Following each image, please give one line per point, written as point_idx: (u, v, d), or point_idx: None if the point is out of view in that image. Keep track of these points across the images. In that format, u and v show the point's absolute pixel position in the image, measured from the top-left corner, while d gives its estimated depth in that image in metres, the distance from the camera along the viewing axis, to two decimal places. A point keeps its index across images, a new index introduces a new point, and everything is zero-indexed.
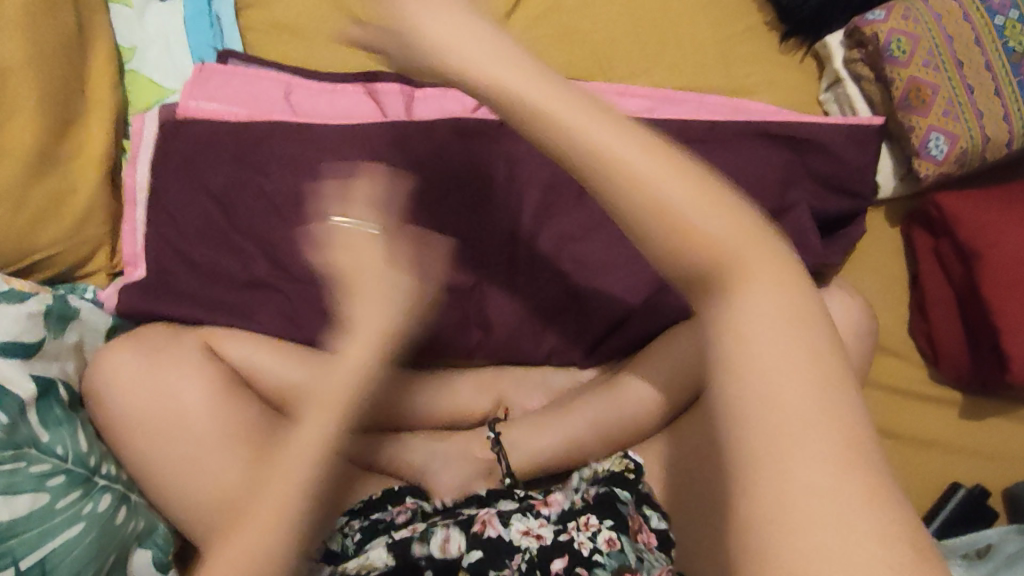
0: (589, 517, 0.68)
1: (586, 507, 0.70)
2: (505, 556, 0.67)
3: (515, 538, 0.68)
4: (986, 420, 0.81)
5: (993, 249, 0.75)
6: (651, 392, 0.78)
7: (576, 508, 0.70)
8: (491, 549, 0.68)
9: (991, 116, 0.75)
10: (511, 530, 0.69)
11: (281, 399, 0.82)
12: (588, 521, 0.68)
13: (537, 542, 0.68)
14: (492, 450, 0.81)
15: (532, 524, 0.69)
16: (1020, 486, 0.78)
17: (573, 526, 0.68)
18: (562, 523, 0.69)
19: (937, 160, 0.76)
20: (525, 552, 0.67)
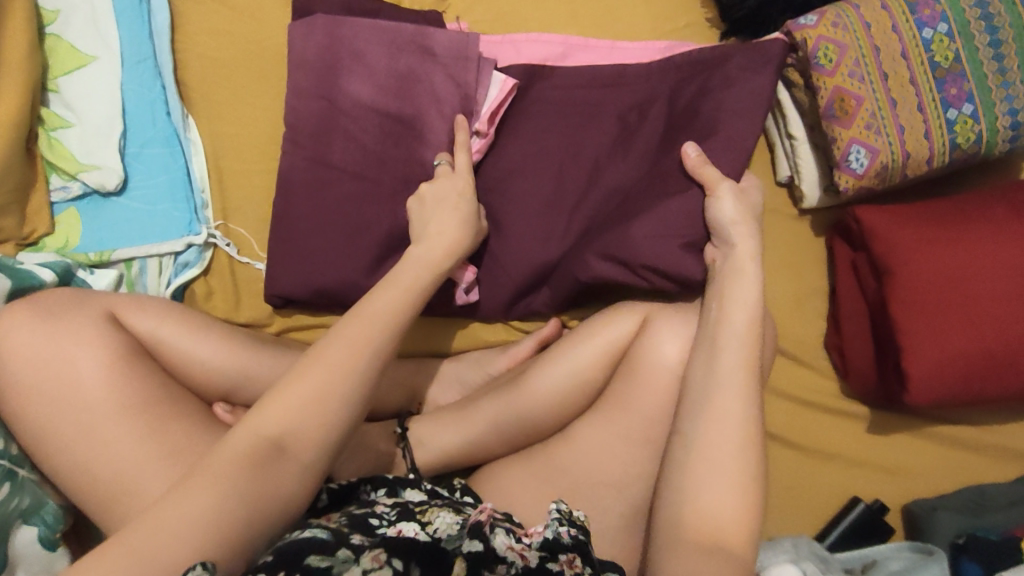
0: (574, 557, 0.61)
1: (571, 544, 0.61)
2: (492, 563, 0.60)
3: (500, 549, 0.61)
4: (890, 437, 0.81)
5: (903, 269, 0.75)
6: (551, 391, 0.77)
7: (562, 541, 0.61)
8: (482, 550, 0.60)
9: (913, 131, 0.74)
10: (497, 539, 0.62)
11: (187, 372, 0.81)
12: (573, 561, 0.60)
13: (524, 560, 0.60)
14: (398, 446, 0.80)
15: (515, 543, 0.62)
16: (918, 505, 0.78)
17: (560, 560, 0.60)
18: (549, 552, 0.61)
19: (857, 173, 0.75)
20: (511, 564, 0.60)
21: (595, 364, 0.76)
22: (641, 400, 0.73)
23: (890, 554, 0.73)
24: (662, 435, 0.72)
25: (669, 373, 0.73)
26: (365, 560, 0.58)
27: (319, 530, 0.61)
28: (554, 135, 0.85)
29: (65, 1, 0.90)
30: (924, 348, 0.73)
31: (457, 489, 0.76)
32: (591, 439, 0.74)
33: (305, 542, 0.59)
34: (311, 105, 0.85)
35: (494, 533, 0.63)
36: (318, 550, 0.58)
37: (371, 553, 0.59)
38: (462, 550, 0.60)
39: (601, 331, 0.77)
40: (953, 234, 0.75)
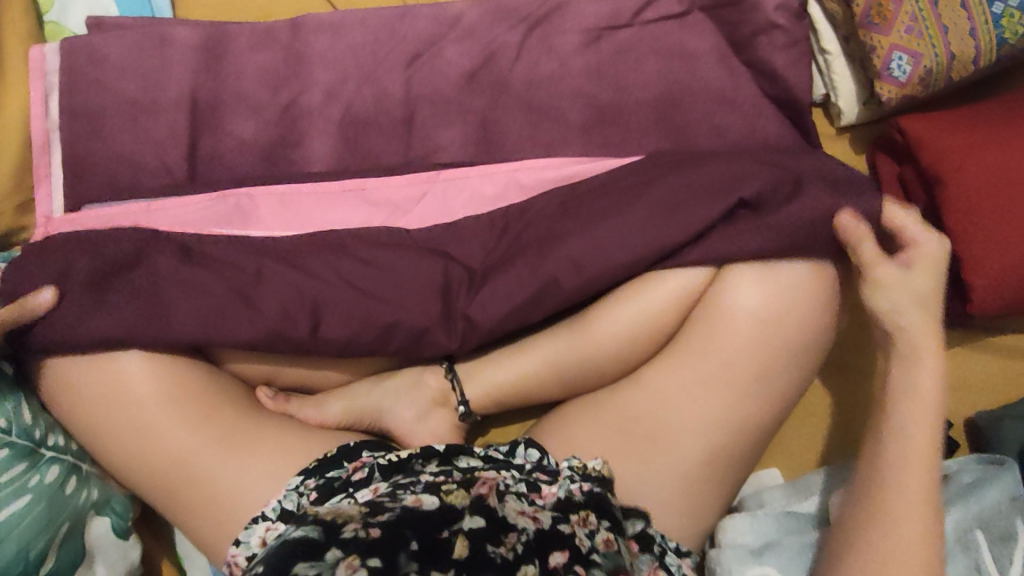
0: (588, 514, 0.68)
1: (584, 501, 0.69)
2: (503, 533, 0.65)
3: (512, 517, 0.67)
4: (953, 350, 0.80)
5: (953, 176, 0.72)
6: (612, 333, 0.79)
7: (574, 500, 0.69)
8: (489, 522, 0.65)
9: (957, 31, 0.70)
10: (506, 507, 0.67)
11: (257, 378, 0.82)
12: (587, 519, 0.68)
13: (535, 525, 0.66)
14: (448, 380, 0.84)
15: (527, 507, 0.68)
16: (983, 417, 0.77)
17: (572, 520, 0.67)
18: (562, 513, 0.68)
19: (899, 81, 0.72)
20: (522, 532, 0.65)
21: (668, 307, 0.78)
22: (713, 341, 0.75)
23: (960, 465, 0.73)
24: (734, 377, 0.74)
25: (740, 315, 0.74)
26: (342, 568, 0.59)
27: (311, 528, 0.63)
28: (576, 67, 0.81)
29: None
30: (985, 254, 0.71)
31: (516, 445, 0.76)
32: (658, 377, 0.76)
33: (294, 546, 0.61)
34: (322, 64, 0.82)
35: (503, 501, 0.68)
36: (306, 557, 0.60)
37: (349, 557, 0.60)
38: (464, 528, 0.64)
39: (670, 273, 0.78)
40: (1009, 133, 0.72)
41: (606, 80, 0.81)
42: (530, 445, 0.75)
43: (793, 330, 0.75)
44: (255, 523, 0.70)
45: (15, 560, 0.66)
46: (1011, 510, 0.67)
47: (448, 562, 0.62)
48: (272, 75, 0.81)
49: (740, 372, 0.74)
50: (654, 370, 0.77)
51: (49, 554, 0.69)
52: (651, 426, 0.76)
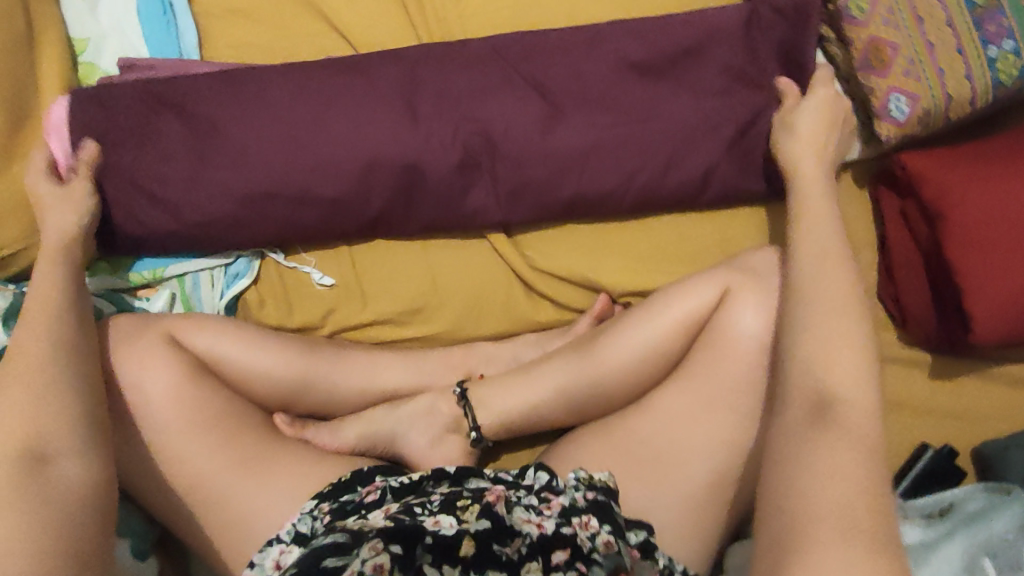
0: (590, 517, 0.70)
1: (586, 506, 0.71)
2: (508, 537, 0.69)
3: (517, 524, 0.70)
4: (953, 381, 0.82)
5: (952, 213, 0.74)
6: (623, 359, 0.82)
7: (577, 505, 0.71)
8: (496, 524, 0.69)
9: (953, 73, 0.73)
10: (513, 515, 0.70)
11: (272, 399, 0.84)
12: (588, 521, 0.70)
13: (539, 530, 0.69)
14: (461, 407, 0.86)
15: (533, 515, 0.71)
16: (987, 447, 0.78)
17: (573, 523, 0.70)
18: (565, 517, 0.70)
19: (899, 121, 0.75)
20: (526, 537, 0.69)
21: (676, 332, 0.81)
22: (717, 367, 0.78)
23: (964, 495, 0.74)
24: (741, 404, 0.77)
25: (746, 340, 0.77)
26: (365, 552, 0.64)
27: (336, 534, 0.67)
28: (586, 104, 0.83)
29: (94, 30, 0.92)
30: (985, 287, 0.73)
31: (527, 469, 0.77)
32: (668, 406, 0.79)
33: (322, 549, 0.65)
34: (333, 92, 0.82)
35: (511, 511, 0.71)
36: (333, 553, 0.65)
37: (369, 545, 0.65)
38: (471, 531, 0.68)
39: (679, 302, 0.81)
40: (1007, 172, 0.74)
41: (617, 117, 0.83)
42: (540, 468, 0.76)
43: None
44: (271, 546, 0.71)
45: None
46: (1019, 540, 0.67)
47: (456, 560, 0.67)
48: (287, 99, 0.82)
49: (746, 401, 0.77)
50: (666, 399, 0.80)
51: None
52: (660, 452, 0.78)
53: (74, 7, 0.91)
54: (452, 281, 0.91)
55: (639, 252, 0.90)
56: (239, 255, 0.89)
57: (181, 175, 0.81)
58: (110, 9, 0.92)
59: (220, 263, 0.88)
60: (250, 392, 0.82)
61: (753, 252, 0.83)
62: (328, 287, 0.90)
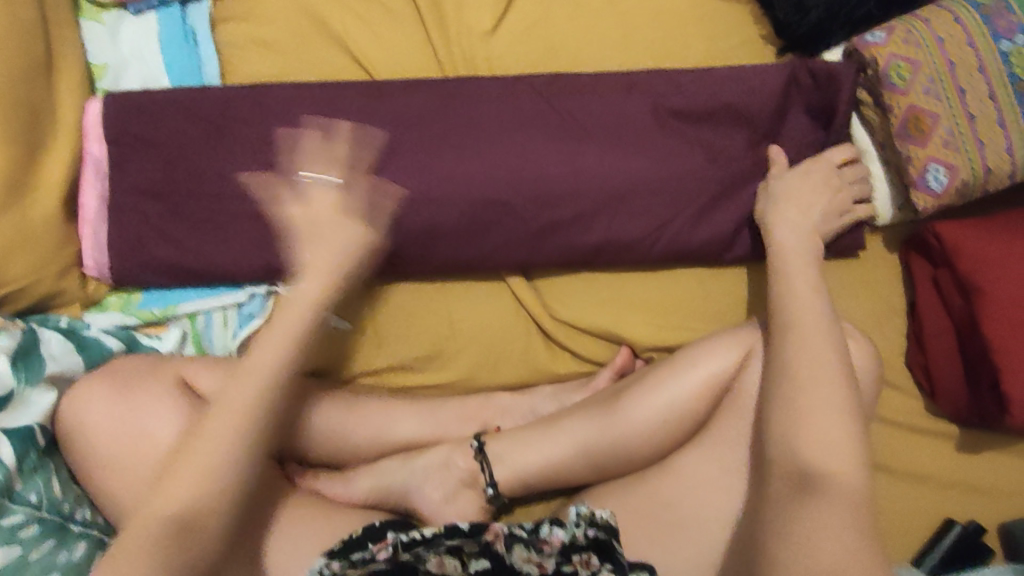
0: (592, 556, 0.71)
1: (587, 544, 0.72)
2: None
3: (518, 563, 0.71)
4: (980, 454, 0.80)
5: (989, 288, 0.73)
6: (645, 420, 0.80)
7: (578, 543, 0.72)
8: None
9: (994, 148, 0.72)
10: (513, 554, 0.71)
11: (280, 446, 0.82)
12: (590, 560, 0.71)
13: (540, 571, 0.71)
14: (477, 461, 0.84)
15: (533, 554, 0.72)
16: (1014, 525, 0.77)
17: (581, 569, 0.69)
18: (568, 559, 0.71)
19: (935, 191, 0.73)
20: None
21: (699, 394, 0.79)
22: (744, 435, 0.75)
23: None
24: None
25: None
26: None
27: None
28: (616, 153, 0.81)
29: (114, 56, 0.89)
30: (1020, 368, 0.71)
31: (541, 524, 0.75)
32: (691, 472, 0.77)
33: None
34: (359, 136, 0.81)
35: (511, 548, 0.72)
36: None
37: None
38: None
39: (704, 361, 0.80)
40: None
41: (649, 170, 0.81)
42: (554, 523, 0.74)
43: None
44: None
45: None
46: None
47: None
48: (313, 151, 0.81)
49: None
50: (689, 463, 0.78)
51: None
52: (682, 520, 0.75)
53: (94, 33, 0.89)
54: (471, 329, 0.88)
55: (663, 307, 0.89)
56: (254, 294, 0.87)
57: (202, 200, 0.81)
58: (132, 36, 0.90)
59: (234, 301, 0.86)
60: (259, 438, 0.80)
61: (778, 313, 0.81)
62: (344, 329, 0.87)
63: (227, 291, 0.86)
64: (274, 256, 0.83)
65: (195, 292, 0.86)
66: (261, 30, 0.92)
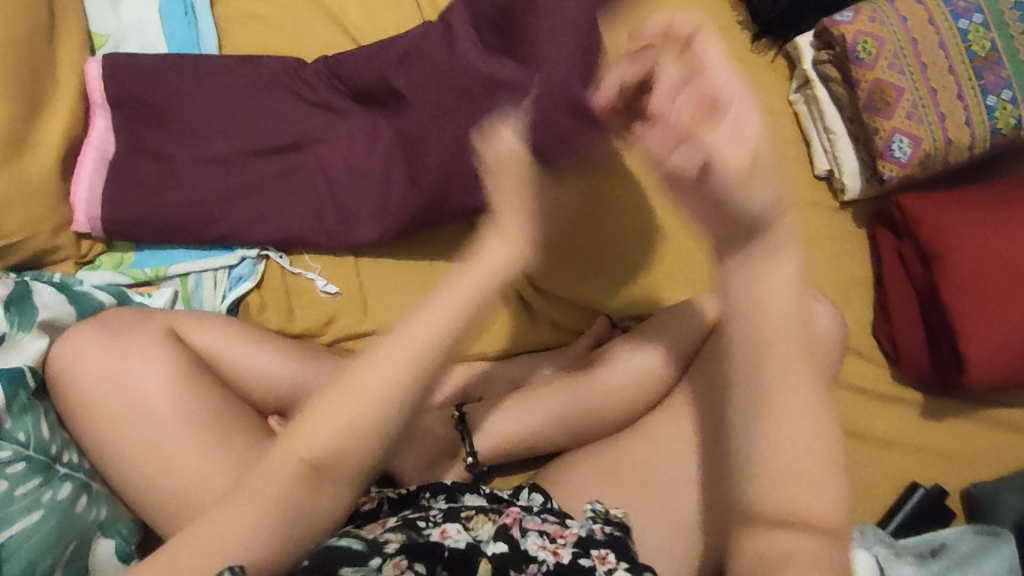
0: (607, 552, 0.67)
1: (604, 540, 0.68)
2: (523, 562, 0.67)
3: (532, 549, 0.68)
4: (944, 421, 0.82)
5: (950, 253, 0.76)
6: (620, 383, 0.82)
7: (595, 538, 0.68)
8: (512, 550, 0.68)
9: (953, 119, 0.76)
10: (528, 540, 0.69)
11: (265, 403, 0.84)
12: (606, 557, 0.66)
13: (554, 558, 0.67)
14: (458, 429, 0.85)
15: (548, 543, 0.69)
16: (978, 488, 0.79)
17: (592, 555, 0.67)
18: (581, 548, 0.67)
19: (900, 161, 0.77)
20: (541, 564, 0.67)
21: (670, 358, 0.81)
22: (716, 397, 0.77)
23: (954, 535, 0.73)
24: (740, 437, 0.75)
25: (741, 369, 0.77)
26: (388, 568, 0.63)
27: (353, 542, 0.66)
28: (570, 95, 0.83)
29: (115, 26, 0.92)
30: (980, 329, 0.74)
31: (523, 489, 0.78)
32: (663, 431, 0.79)
33: (334, 554, 0.64)
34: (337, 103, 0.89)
35: (526, 535, 0.70)
36: (348, 563, 0.63)
37: (392, 560, 0.64)
38: (489, 553, 0.67)
39: (673, 327, 0.83)
40: (1006, 216, 0.76)
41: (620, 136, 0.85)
42: (534, 490, 0.78)
43: None
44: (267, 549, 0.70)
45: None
46: None
47: None
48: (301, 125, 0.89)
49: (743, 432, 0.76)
50: (662, 425, 0.79)
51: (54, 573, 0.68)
52: (655, 477, 0.77)
53: (96, 4, 0.92)
54: None
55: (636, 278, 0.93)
56: (244, 258, 0.90)
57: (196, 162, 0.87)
58: (132, 9, 0.94)
59: (224, 264, 0.89)
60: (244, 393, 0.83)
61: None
62: (331, 295, 0.91)
63: (219, 254, 0.89)
64: (268, 215, 0.87)
65: (187, 254, 0.89)
66: (258, 9, 0.96)
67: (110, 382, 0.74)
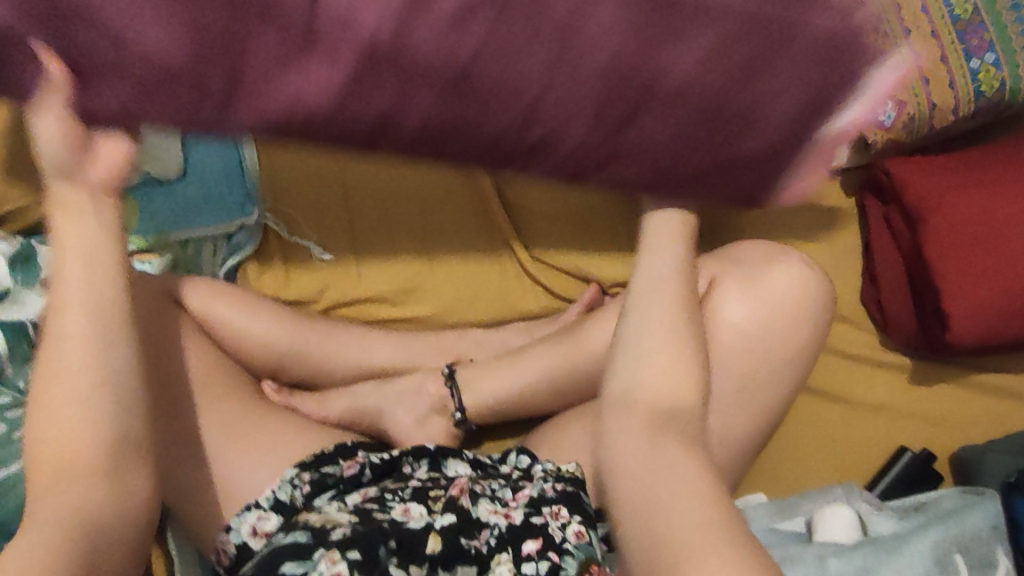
0: (561, 507, 0.68)
1: (557, 497, 0.69)
2: (474, 530, 0.68)
3: (483, 515, 0.70)
4: (933, 386, 0.83)
5: (933, 216, 0.77)
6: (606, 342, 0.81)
7: (546, 495, 0.70)
8: (459, 519, 0.68)
9: (937, 83, 0.77)
10: (478, 508, 0.70)
11: (260, 362, 0.87)
12: (559, 511, 0.68)
13: (506, 521, 0.69)
14: (447, 387, 0.87)
15: (499, 507, 0.71)
16: (966, 451, 0.79)
17: (544, 512, 0.68)
18: (534, 507, 0.69)
19: (885, 125, 0.78)
20: (493, 528, 0.69)
21: None
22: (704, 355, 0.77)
23: (940, 495, 0.74)
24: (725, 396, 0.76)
25: (732, 330, 0.75)
26: (323, 564, 0.62)
27: (299, 533, 0.66)
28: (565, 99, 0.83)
29: None
30: (963, 290, 0.75)
31: (508, 452, 0.79)
32: None
33: (283, 548, 0.64)
34: None
35: (477, 502, 0.71)
36: (293, 557, 0.63)
37: (326, 554, 0.63)
38: (435, 526, 0.68)
39: None
40: (989, 179, 0.77)
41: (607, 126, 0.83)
42: (522, 452, 0.78)
43: (780, 345, 0.76)
44: (248, 511, 0.72)
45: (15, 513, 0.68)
46: (990, 538, 0.67)
47: (422, 557, 0.66)
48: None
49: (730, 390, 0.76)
50: None
51: None
52: None
53: None
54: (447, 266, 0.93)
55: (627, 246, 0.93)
56: (243, 226, 0.91)
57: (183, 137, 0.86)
58: None
59: (224, 232, 0.91)
60: (239, 352, 0.86)
61: (738, 245, 0.81)
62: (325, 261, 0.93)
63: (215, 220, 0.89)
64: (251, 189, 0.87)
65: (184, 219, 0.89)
66: None
67: None
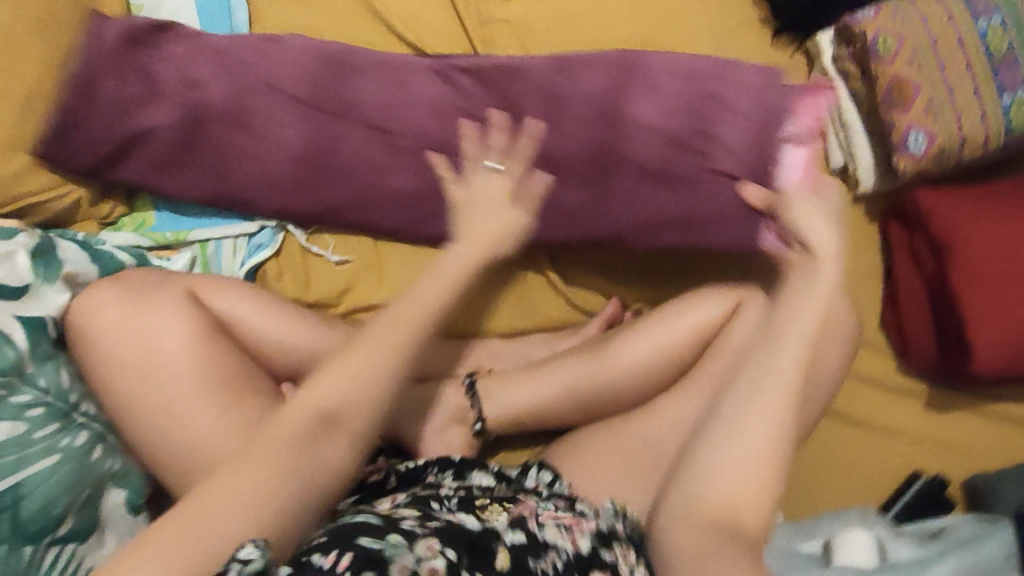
0: (628, 550, 0.69)
1: (624, 537, 0.71)
2: (540, 551, 0.66)
3: (550, 538, 0.67)
4: (949, 412, 0.84)
5: (960, 247, 0.78)
6: (631, 359, 0.82)
7: (613, 532, 0.70)
8: (530, 539, 0.66)
9: (969, 116, 0.78)
10: (545, 531, 0.68)
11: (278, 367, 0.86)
12: (627, 554, 0.69)
13: (573, 546, 0.67)
14: (468, 397, 0.86)
15: (564, 533, 0.68)
16: (979, 479, 0.81)
17: (612, 548, 0.68)
18: (603, 540, 0.69)
19: (915, 155, 0.79)
20: (560, 552, 0.66)
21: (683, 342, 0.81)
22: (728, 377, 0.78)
23: (954, 523, 0.75)
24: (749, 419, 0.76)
25: None
26: (421, 548, 0.60)
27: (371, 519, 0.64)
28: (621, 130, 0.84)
29: None
30: (989, 322, 0.76)
31: (530, 467, 0.80)
32: (675, 411, 0.80)
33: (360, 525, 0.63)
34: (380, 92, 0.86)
35: (543, 527, 0.68)
36: (368, 535, 0.61)
37: (422, 542, 0.61)
38: (507, 542, 0.65)
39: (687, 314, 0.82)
40: (1016, 212, 0.78)
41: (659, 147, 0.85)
42: (543, 468, 0.79)
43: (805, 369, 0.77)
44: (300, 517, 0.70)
45: (37, 515, 0.67)
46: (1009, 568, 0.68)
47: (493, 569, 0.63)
48: (374, 85, 0.86)
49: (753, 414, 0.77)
50: (672, 404, 0.80)
51: (67, 517, 0.70)
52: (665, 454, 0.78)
53: None
54: None
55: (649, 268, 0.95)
56: (264, 227, 0.91)
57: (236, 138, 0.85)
58: None
59: (245, 231, 0.90)
60: (259, 357, 0.84)
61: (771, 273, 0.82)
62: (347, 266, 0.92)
63: (235, 223, 0.90)
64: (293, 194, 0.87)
65: (208, 221, 0.90)
66: None
67: (128, 339, 0.75)
